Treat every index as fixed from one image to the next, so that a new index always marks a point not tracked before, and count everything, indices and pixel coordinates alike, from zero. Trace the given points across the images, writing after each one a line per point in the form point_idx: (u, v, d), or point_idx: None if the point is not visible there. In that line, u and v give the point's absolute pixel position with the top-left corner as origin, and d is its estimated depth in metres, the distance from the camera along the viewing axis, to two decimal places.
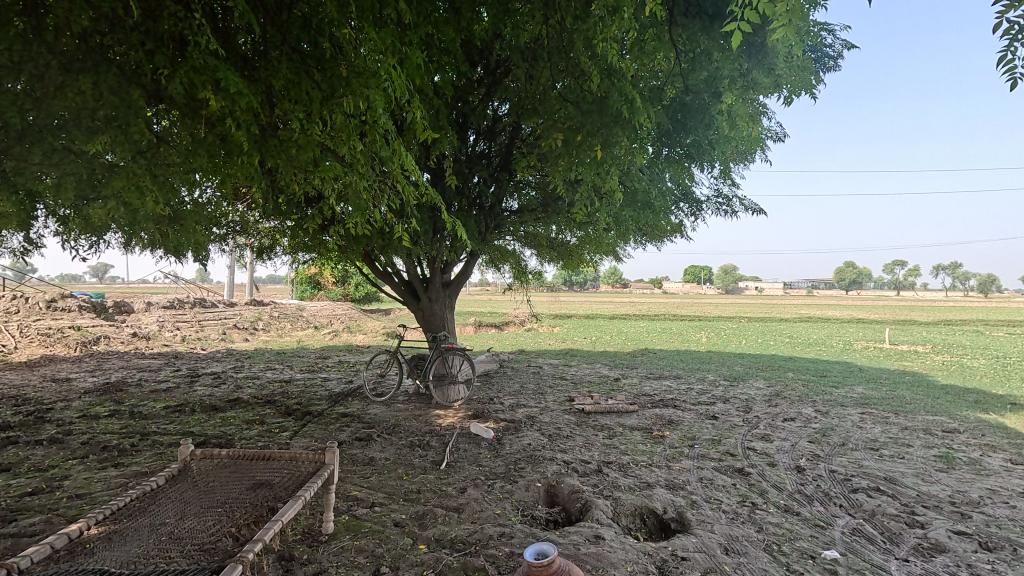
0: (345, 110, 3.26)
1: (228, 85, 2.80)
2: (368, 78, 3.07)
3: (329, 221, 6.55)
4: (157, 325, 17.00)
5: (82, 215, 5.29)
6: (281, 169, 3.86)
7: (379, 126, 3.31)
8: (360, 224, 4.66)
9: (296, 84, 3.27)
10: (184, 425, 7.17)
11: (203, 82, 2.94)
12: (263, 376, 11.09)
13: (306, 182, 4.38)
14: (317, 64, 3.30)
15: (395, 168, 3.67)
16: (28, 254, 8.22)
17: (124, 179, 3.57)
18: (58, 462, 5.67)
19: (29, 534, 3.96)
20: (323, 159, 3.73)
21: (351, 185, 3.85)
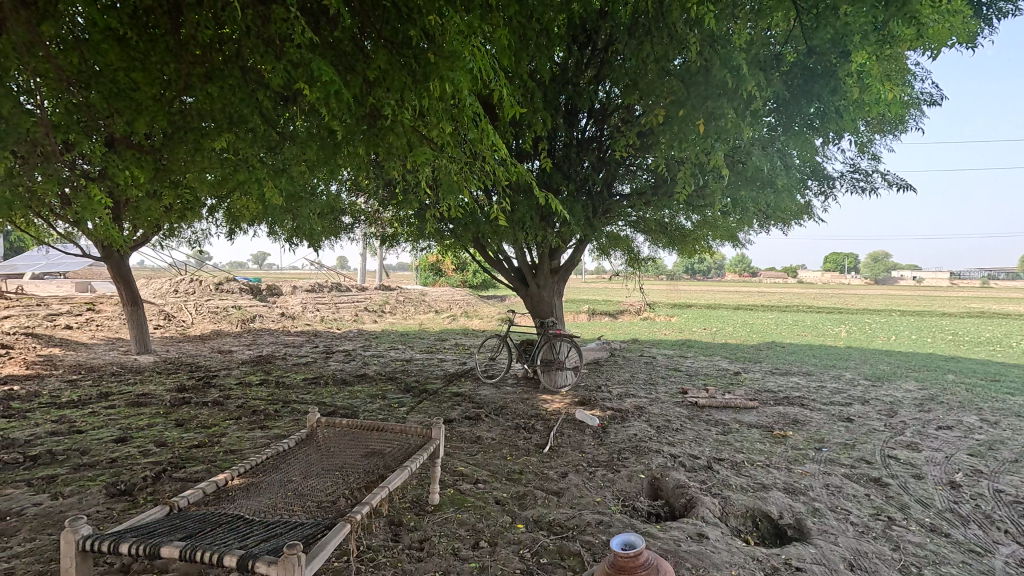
0: (434, 95, 3.36)
1: (326, 79, 3.02)
2: (452, 62, 3.09)
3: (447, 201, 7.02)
4: (301, 307, 19.08)
5: (233, 208, 6.10)
6: (384, 157, 4.10)
7: (467, 109, 3.38)
8: (458, 210, 4.83)
9: (392, 74, 3.42)
10: (317, 396, 8.00)
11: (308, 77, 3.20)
12: (387, 354, 11.97)
13: (410, 171, 4.62)
14: (410, 54, 3.40)
15: (485, 149, 3.73)
16: (199, 244, 9.64)
17: (252, 173, 4.04)
18: (218, 421, 6.63)
19: (192, 480, 4.75)
20: (419, 145, 3.89)
21: (444, 170, 3.99)
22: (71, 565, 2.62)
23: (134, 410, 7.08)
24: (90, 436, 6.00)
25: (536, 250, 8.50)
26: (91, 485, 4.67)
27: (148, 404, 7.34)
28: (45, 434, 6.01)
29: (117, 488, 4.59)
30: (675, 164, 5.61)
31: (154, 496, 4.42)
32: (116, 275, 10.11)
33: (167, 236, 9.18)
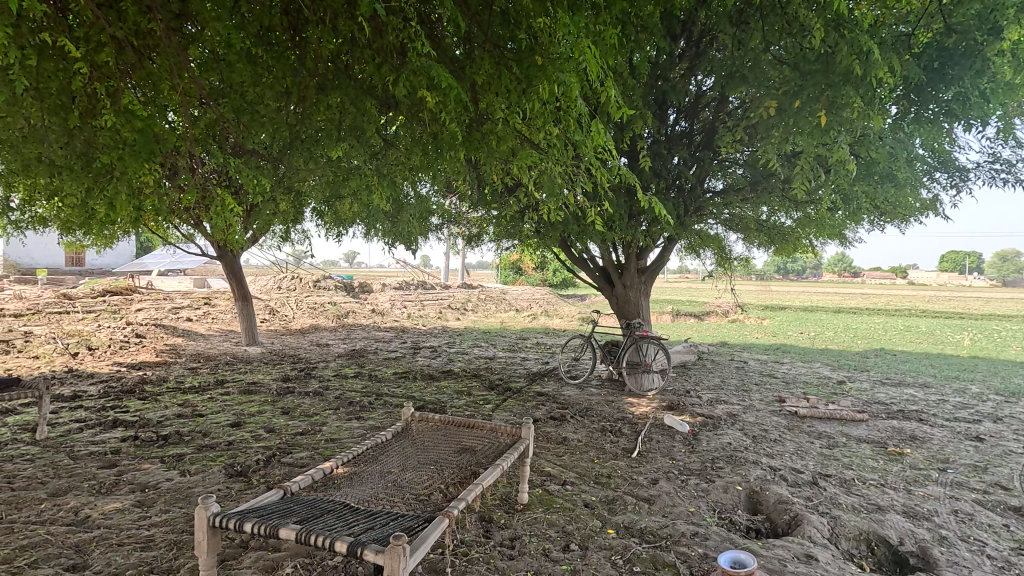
0: (541, 97, 3.38)
1: (440, 83, 3.11)
2: (562, 63, 3.09)
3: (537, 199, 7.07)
4: (390, 304, 19.95)
5: (335, 210, 6.48)
6: (483, 159, 4.20)
7: (575, 111, 3.39)
8: (553, 211, 4.88)
9: (499, 78, 3.48)
10: (407, 390, 8.33)
11: (421, 81, 3.32)
12: (472, 352, 12.23)
13: (506, 173, 4.71)
14: (516, 58, 3.43)
15: (588, 151, 3.74)
16: (300, 244, 10.31)
17: (361, 178, 4.26)
18: (319, 411, 7.08)
19: (299, 465, 5.10)
20: (521, 148, 3.95)
21: (546, 172, 4.04)
22: (203, 538, 2.89)
23: (245, 397, 7.71)
24: (210, 419, 6.61)
25: (623, 249, 8.34)
26: (213, 465, 5.15)
27: (257, 392, 7.97)
28: (173, 416, 6.69)
29: (234, 469, 5.01)
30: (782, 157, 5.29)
31: (267, 478, 4.80)
32: (229, 273, 11.03)
33: (273, 236, 9.89)
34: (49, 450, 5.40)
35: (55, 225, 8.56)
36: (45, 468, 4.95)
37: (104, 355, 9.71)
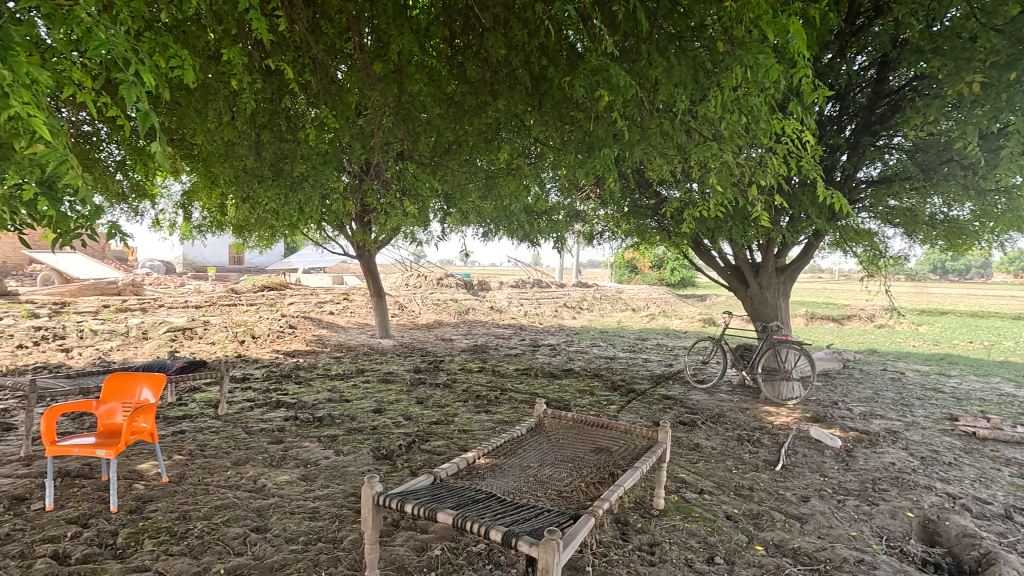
0: (726, 84, 3.66)
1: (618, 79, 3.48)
2: (750, 47, 3.38)
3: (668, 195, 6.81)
4: (507, 301, 20.47)
5: (468, 209, 6.79)
6: (646, 146, 4.56)
7: (754, 95, 3.67)
8: (716, 202, 5.08)
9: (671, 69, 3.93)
10: (530, 386, 8.48)
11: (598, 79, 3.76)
12: (591, 351, 12.15)
13: (668, 164, 4.98)
14: (679, 41, 3.93)
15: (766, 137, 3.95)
16: (429, 243, 10.90)
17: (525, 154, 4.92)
18: (450, 402, 7.45)
19: (437, 453, 5.39)
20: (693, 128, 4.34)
21: (719, 158, 4.32)
22: (368, 515, 3.12)
23: (384, 386, 8.32)
24: (355, 405, 7.22)
25: (760, 247, 7.78)
26: (362, 446, 5.60)
27: (394, 382, 8.57)
28: (325, 400, 7.41)
29: (380, 452, 5.40)
30: (940, 131, 5.18)
31: (410, 462, 5.12)
32: (365, 271, 11.92)
33: (404, 236, 10.52)
34: (229, 425, 6.21)
35: (230, 228, 9.87)
36: (227, 439, 5.69)
37: (265, 343, 11.01)
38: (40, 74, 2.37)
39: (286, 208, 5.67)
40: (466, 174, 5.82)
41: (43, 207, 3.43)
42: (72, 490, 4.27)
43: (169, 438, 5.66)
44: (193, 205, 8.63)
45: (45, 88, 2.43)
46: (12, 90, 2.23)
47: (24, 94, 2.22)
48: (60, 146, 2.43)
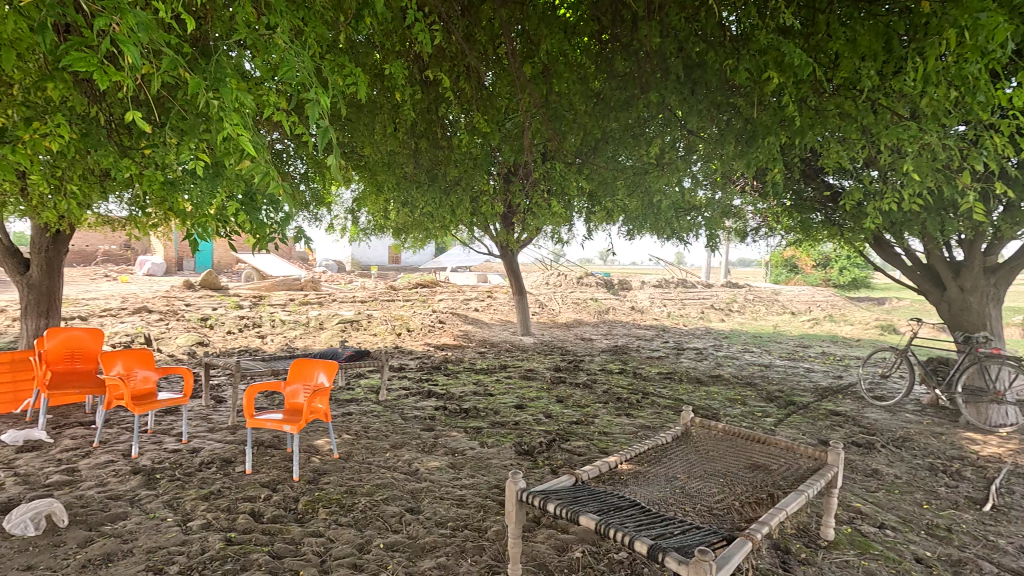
0: (935, 54, 3.13)
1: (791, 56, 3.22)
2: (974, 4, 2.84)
3: (842, 185, 6.05)
4: (649, 301, 19.83)
5: (611, 207, 6.66)
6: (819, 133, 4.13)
7: (973, 68, 3.09)
8: (910, 195, 4.39)
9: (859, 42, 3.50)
10: (675, 391, 8.08)
11: (767, 61, 3.52)
12: (743, 357, 11.24)
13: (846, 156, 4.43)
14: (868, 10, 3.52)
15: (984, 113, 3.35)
16: (570, 242, 10.94)
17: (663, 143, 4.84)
18: (590, 402, 7.37)
19: (577, 453, 5.36)
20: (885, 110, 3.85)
21: (918, 141, 3.77)
22: (512, 510, 3.18)
23: (525, 382, 8.50)
24: (499, 399, 7.47)
25: (962, 242, 6.55)
26: (505, 440, 5.76)
27: (534, 379, 8.72)
28: (470, 392, 7.79)
29: (522, 447, 5.52)
30: None
31: (551, 460, 5.16)
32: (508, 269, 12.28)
33: (546, 236, 10.69)
34: (388, 410, 6.81)
35: (390, 231, 10.82)
36: (386, 423, 6.24)
37: (419, 336, 11.91)
38: (243, 97, 2.68)
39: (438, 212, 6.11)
40: (614, 174, 5.77)
41: (245, 218, 3.95)
42: (265, 458, 4.98)
43: (340, 419, 6.36)
44: (361, 210, 9.64)
45: (249, 111, 2.77)
46: (226, 113, 2.56)
47: (235, 117, 2.56)
48: (261, 162, 2.76)
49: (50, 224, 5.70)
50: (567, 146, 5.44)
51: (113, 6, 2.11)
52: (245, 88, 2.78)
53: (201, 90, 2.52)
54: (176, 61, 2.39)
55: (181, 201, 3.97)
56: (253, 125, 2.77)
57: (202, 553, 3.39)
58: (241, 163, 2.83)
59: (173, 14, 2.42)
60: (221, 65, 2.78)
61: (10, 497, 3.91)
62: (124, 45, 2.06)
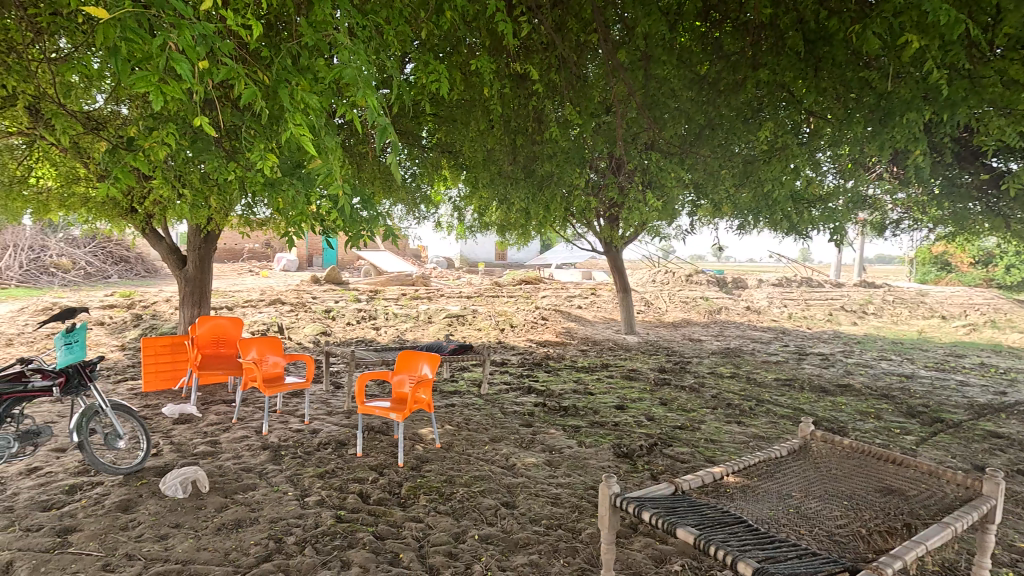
0: None
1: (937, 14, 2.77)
2: None
3: (1007, 167, 5.16)
4: (767, 301, 18.42)
5: (722, 201, 6.25)
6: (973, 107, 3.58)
7: None
8: None
9: None
10: (794, 400, 7.40)
11: (902, 23, 3.09)
12: (878, 365, 10.03)
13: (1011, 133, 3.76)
14: None
15: None
16: (678, 238, 10.45)
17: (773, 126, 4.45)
18: (697, 407, 6.98)
19: (680, 460, 5.09)
20: None
21: None
22: (605, 514, 3.07)
23: (627, 383, 8.25)
24: (599, 398, 7.33)
25: None
26: (604, 441, 5.63)
27: (637, 379, 8.44)
28: (570, 390, 7.72)
29: (621, 449, 5.36)
30: None
31: (652, 466, 4.95)
32: (612, 266, 11.98)
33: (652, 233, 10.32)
34: (489, 403, 6.94)
35: (494, 228, 11.02)
36: (486, 416, 6.36)
37: (521, 332, 12.04)
38: (308, 97, 2.59)
39: (533, 207, 6.03)
40: (726, 163, 5.40)
41: (337, 219, 4.00)
42: (375, 443, 5.30)
43: (443, 409, 6.60)
44: (465, 208, 9.92)
45: (316, 111, 2.68)
46: (289, 113, 2.50)
47: (297, 116, 2.50)
48: (329, 163, 2.71)
49: (201, 224, 6.47)
50: (669, 134, 5.18)
51: (172, 21, 2.15)
52: (314, 87, 2.70)
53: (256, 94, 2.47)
54: (235, 70, 2.38)
55: (280, 203, 4.14)
56: (319, 124, 2.68)
57: (315, 527, 3.67)
58: (310, 164, 2.79)
59: (235, 21, 2.49)
60: (290, 61, 2.72)
61: (166, 463, 4.51)
62: (178, 59, 2.10)
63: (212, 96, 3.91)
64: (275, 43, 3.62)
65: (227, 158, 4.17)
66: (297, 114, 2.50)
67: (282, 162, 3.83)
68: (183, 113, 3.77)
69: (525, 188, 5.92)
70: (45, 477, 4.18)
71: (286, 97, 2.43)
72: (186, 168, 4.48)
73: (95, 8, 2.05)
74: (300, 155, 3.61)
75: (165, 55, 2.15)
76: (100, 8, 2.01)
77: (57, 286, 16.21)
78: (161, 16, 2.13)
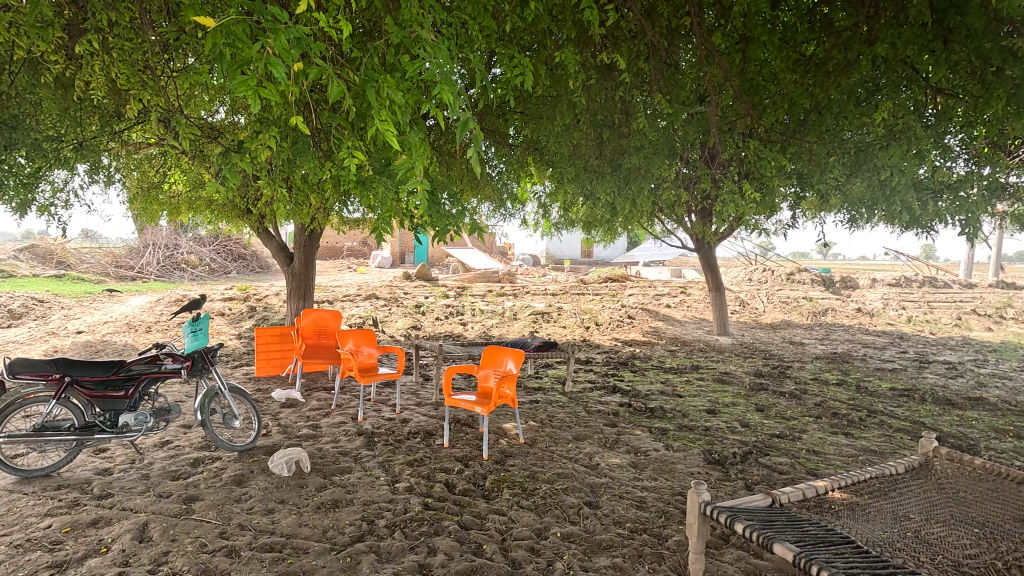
0: None
1: None
2: None
3: None
4: (882, 302, 16.75)
5: (829, 192, 5.75)
6: None
7: None
8: None
9: None
10: (913, 412, 6.67)
11: None
12: (1020, 377, 8.78)
13: None
14: None
15: None
16: (778, 234, 9.77)
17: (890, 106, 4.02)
18: (798, 415, 6.49)
19: (778, 471, 4.76)
20: None
21: None
22: (694, 522, 2.94)
23: (719, 386, 7.85)
24: (688, 401, 7.03)
25: None
26: (693, 446, 5.40)
27: (730, 383, 8.01)
28: (658, 391, 7.47)
29: (712, 456, 5.11)
30: None
31: (746, 475, 4.67)
32: (704, 264, 11.44)
33: (748, 228, 9.73)
34: (573, 402, 6.89)
35: (580, 225, 10.90)
36: (570, 415, 6.32)
37: (607, 331, 11.84)
38: (395, 94, 2.68)
39: (619, 201, 5.87)
40: (834, 150, 4.96)
41: (425, 215, 4.11)
42: (461, 435, 5.44)
43: (527, 405, 6.64)
44: (550, 206, 9.91)
45: (403, 107, 2.76)
46: (377, 110, 2.60)
47: (384, 113, 2.60)
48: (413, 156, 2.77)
49: (304, 223, 6.96)
50: (768, 121, 4.84)
51: (271, 26, 2.30)
52: (401, 85, 2.78)
53: (346, 94, 2.58)
54: (329, 72, 2.50)
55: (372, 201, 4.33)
56: (405, 121, 2.76)
57: (404, 513, 3.82)
58: (397, 160, 2.88)
59: (330, 24, 2.62)
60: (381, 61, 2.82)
61: (273, 443, 4.90)
62: (274, 62, 2.23)
63: (310, 100, 4.16)
64: (369, 48, 3.79)
65: (324, 158, 4.43)
66: (383, 112, 2.59)
67: (374, 161, 4.02)
68: (287, 117, 4.06)
69: (611, 182, 5.63)
70: (174, 450, 4.69)
71: (372, 95, 2.52)
72: (290, 171, 4.83)
73: (206, 18, 2.25)
74: (391, 154, 3.75)
75: (264, 59, 2.31)
76: (209, 18, 2.21)
77: (187, 281, 18.22)
78: (261, 22, 2.30)
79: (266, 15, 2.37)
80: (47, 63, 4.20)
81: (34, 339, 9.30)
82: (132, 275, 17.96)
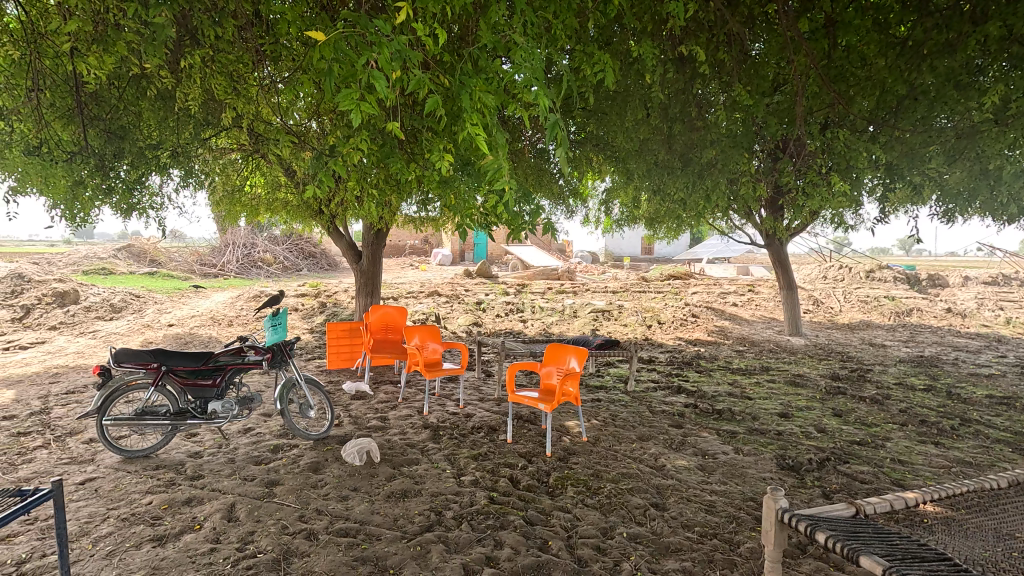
0: None
1: None
2: None
3: None
4: (976, 302, 15.40)
5: (919, 183, 5.37)
6: None
7: None
8: None
9: None
10: (1015, 422, 6.11)
11: None
12: None
13: None
14: None
15: None
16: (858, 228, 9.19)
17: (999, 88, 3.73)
18: (880, 422, 6.09)
19: (859, 480, 4.50)
20: None
21: None
22: (771, 529, 2.82)
23: (792, 389, 7.50)
24: (759, 404, 6.76)
25: None
26: (765, 450, 5.19)
27: (804, 386, 7.63)
28: (725, 393, 7.23)
29: (786, 461, 4.89)
30: None
31: (823, 483, 4.44)
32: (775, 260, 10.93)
33: (824, 223, 9.21)
34: (636, 401, 6.79)
35: (643, 221, 10.69)
36: (634, 414, 6.23)
37: (670, 329, 11.57)
38: (486, 97, 2.71)
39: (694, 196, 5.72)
40: (932, 138, 4.64)
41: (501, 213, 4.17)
42: (524, 431, 5.48)
43: (589, 404, 6.59)
44: (612, 203, 9.79)
45: (493, 110, 2.80)
46: (467, 113, 2.66)
47: (475, 117, 2.65)
48: (498, 156, 2.81)
49: (376, 223, 7.22)
50: (859, 109, 4.58)
51: (375, 40, 2.40)
52: (491, 89, 2.82)
53: (441, 100, 2.66)
54: (424, 81, 2.57)
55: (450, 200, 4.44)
56: (494, 123, 2.80)
57: (471, 505, 3.90)
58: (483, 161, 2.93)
59: (426, 32, 2.70)
60: (472, 64, 2.88)
61: (345, 433, 5.12)
62: (378, 76, 2.33)
63: (392, 104, 4.32)
64: (451, 51, 3.88)
65: (407, 159, 4.59)
66: (474, 115, 2.64)
67: (453, 161, 4.12)
68: (373, 122, 4.23)
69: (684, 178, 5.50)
70: (256, 436, 5.00)
71: (464, 100, 2.58)
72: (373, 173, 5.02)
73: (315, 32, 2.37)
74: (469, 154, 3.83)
75: (368, 72, 2.42)
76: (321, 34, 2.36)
77: (264, 278, 19.28)
78: (367, 37, 2.40)
79: (369, 30, 2.48)
80: (158, 78, 4.58)
81: (133, 332, 10.15)
82: (215, 273, 19.20)
